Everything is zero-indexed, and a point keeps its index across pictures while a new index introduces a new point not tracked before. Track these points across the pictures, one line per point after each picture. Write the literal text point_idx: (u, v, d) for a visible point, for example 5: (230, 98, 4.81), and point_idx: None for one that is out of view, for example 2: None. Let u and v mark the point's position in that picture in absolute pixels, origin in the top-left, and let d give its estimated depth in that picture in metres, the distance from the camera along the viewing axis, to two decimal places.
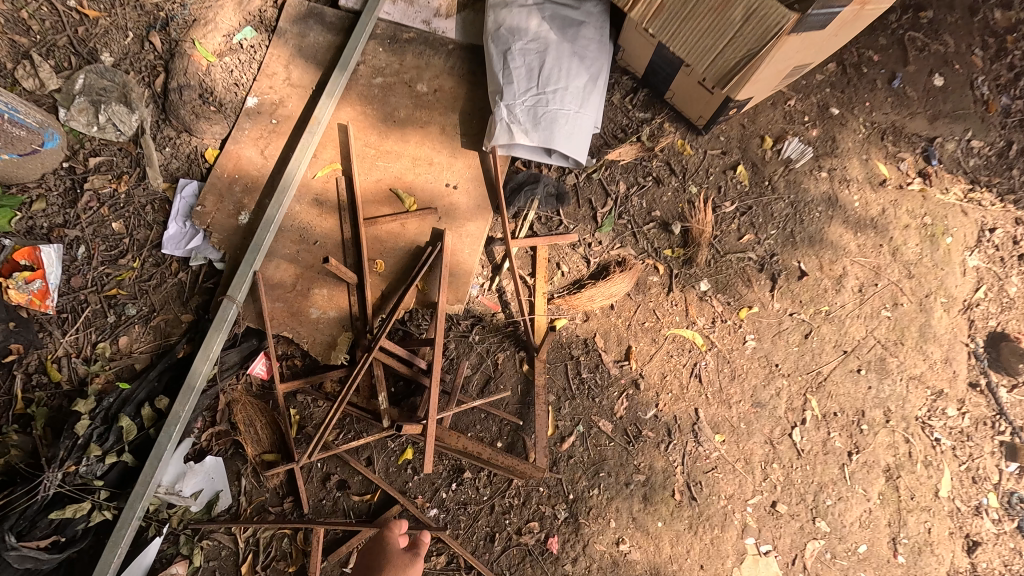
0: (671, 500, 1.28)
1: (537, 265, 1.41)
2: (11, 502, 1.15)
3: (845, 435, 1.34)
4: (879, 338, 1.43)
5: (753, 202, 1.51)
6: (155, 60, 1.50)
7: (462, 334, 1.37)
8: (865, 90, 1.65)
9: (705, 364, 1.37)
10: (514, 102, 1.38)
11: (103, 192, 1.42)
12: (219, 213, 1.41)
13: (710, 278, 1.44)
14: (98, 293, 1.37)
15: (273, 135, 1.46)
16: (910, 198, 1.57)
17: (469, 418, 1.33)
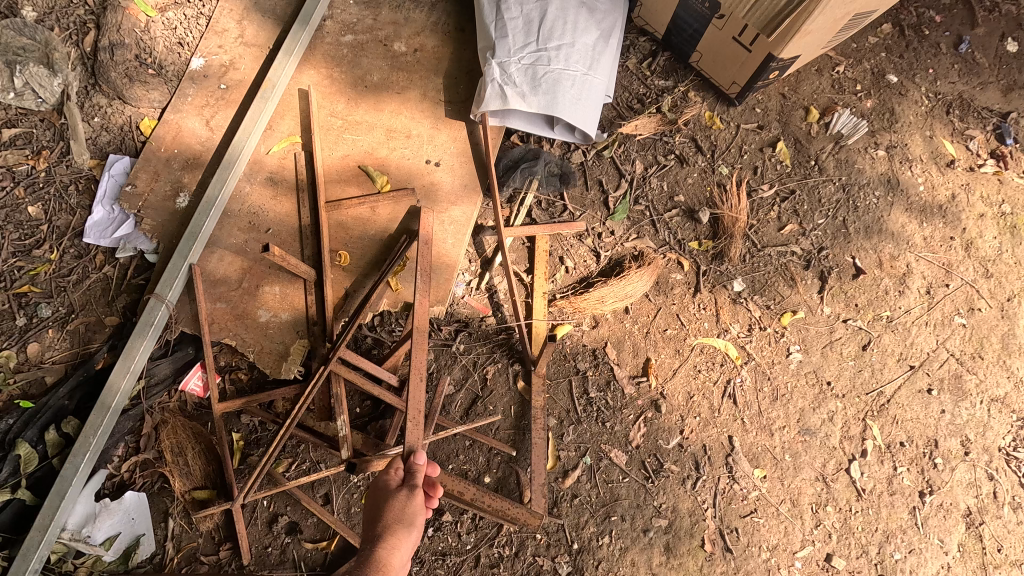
0: (699, 552, 1.04)
1: (536, 260, 1.16)
2: None
3: (915, 470, 1.09)
4: (954, 351, 1.17)
5: (796, 186, 1.25)
6: (85, 15, 1.27)
7: (443, 343, 1.13)
8: (928, 55, 1.39)
9: (741, 381, 1.12)
10: (509, 59, 1.14)
11: (18, 170, 1.19)
12: (154, 195, 1.17)
13: (746, 277, 1.19)
14: (6, 290, 1.13)
15: (222, 103, 1.23)
16: (985, 182, 1.31)
17: (450, 446, 1.10)
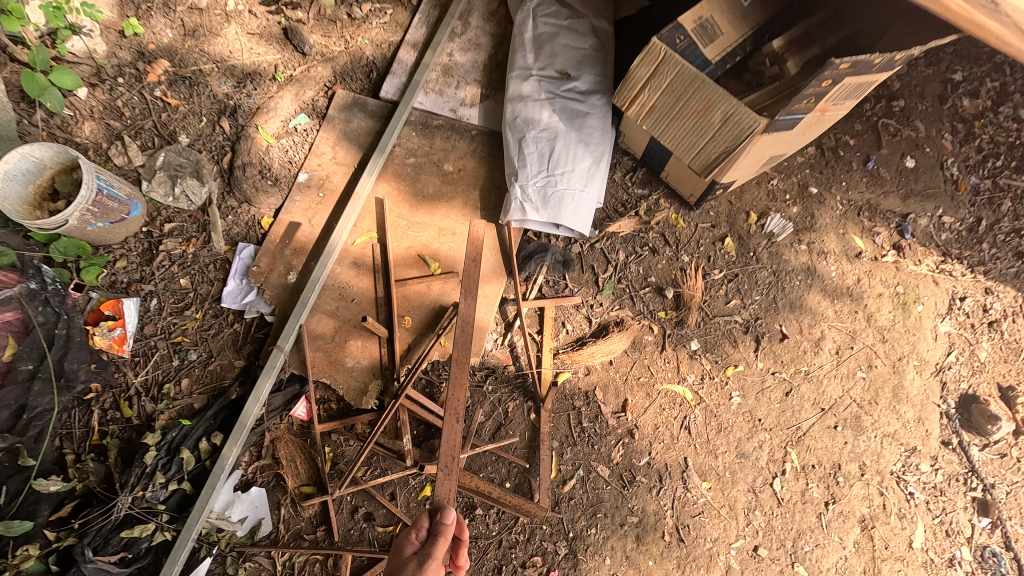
0: (661, 541, 1.42)
1: (544, 324, 1.60)
2: (88, 521, 1.33)
3: (822, 485, 1.47)
4: (855, 398, 1.57)
5: (739, 271, 1.69)
6: (224, 142, 1.78)
7: (477, 384, 1.55)
8: (842, 171, 1.84)
9: (694, 417, 1.52)
10: (527, 182, 1.59)
11: (174, 252, 1.66)
12: (271, 273, 1.64)
13: (700, 339, 1.61)
14: (166, 339, 1.59)
15: (319, 205, 1.72)
16: (884, 269, 1.74)
17: (481, 460, 1.51)
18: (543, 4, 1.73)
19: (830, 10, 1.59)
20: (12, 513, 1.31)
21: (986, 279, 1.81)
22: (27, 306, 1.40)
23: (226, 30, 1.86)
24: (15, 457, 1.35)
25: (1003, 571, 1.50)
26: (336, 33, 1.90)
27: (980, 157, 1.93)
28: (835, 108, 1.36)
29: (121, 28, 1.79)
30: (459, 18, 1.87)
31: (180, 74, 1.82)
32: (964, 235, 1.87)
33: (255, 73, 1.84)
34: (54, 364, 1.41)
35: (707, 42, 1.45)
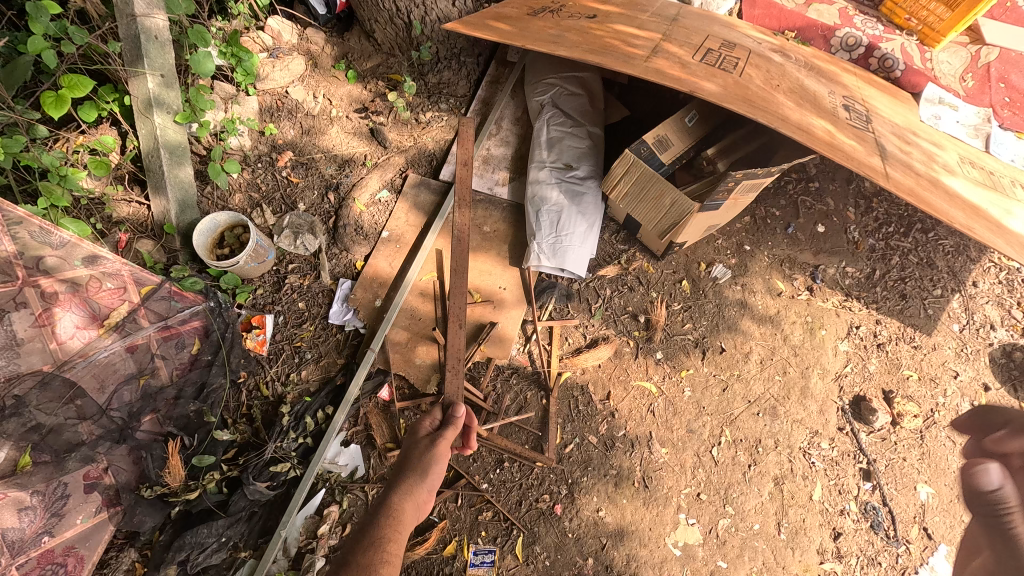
0: (632, 486, 2.04)
1: (553, 337, 2.28)
2: (248, 459, 2.01)
3: (746, 452, 2.12)
4: (773, 393, 2.23)
5: (692, 303, 2.38)
6: (330, 208, 2.54)
7: (505, 378, 2.22)
8: (769, 234, 2.55)
9: (657, 405, 2.18)
10: (542, 240, 2.30)
11: (295, 284, 2.39)
12: (363, 299, 2.36)
13: (662, 350, 2.28)
14: (290, 343, 2.29)
15: (397, 253, 2.46)
16: (798, 304, 2.42)
17: (507, 430, 2.14)
18: (553, 116, 2.49)
19: (750, 126, 2.34)
20: (200, 450, 1.98)
21: (876, 313, 2.46)
22: (209, 317, 2.13)
23: (331, 130, 2.67)
24: (200, 416, 2.03)
25: (881, 519, 2.10)
26: (408, 132, 2.70)
27: (876, 224, 2.64)
28: (744, 198, 2.08)
29: (262, 130, 2.58)
30: (495, 124, 2.67)
31: (300, 160, 2.61)
32: (863, 281, 2.53)
33: (351, 160, 2.63)
34: (225, 355, 2.12)
35: (663, 150, 2.18)
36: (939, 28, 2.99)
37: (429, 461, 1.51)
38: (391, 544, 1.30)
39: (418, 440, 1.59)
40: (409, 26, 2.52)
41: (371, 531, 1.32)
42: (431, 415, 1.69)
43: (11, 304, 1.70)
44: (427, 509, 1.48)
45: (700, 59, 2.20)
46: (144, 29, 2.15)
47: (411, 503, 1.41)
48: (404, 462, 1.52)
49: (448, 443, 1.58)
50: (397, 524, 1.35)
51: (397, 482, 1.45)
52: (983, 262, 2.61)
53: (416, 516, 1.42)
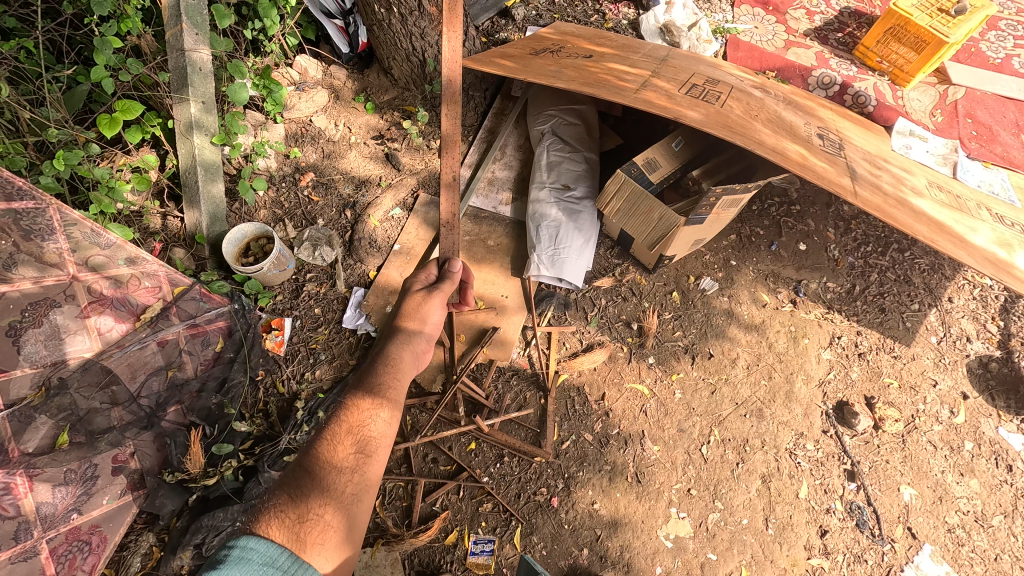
0: (626, 481, 2.18)
1: (551, 341, 2.45)
2: (263, 449, 2.15)
3: (735, 451, 2.26)
4: (759, 396, 2.37)
5: (682, 313, 2.54)
6: (346, 223, 2.76)
7: (506, 379, 2.39)
8: (754, 251, 2.72)
9: (649, 406, 2.33)
10: (541, 252, 2.49)
11: (312, 291, 2.58)
12: (375, 305, 2.54)
13: (654, 355, 2.44)
14: (306, 345, 2.46)
15: (407, 264, 2.66)
16: (781, 314, 2.56)
17: (508, 426, 2.29)
18: (553, 143, 2.73)
19: (732, 152, 2.59)
20: (220, 439, 2.12)
21: (857, 325, 2.56)
22: (233, 318, 2.31)
23: (349, 155, 2.92)
24: (220, 408, 2.18)
25: (866, 518, 2.18)
26: (420, 157, 2.94)
27: (855, 244, 2.77)
28: (725, 212, 2.30)
29: (287, 153, 2.84)
30: (499, 150, 2.91)
31: (320, 181, 2.84)
32: (844, 295, 2.64)
33: (367, 181, 2.87)
34: (246, 353, 2.29)
35: (652, 170, 2.39)
36: (907, 70, 3.25)
37: (424, 314, 1.75)
38: (390, 389, 1.55)
39: (416, 293, 1.80)
40: (423, 64, 2.82)
41: (372, 379, 1.56)
42: (428, 271, 1.89)
43: (62, 297, 1.88)
44: (423, 357, 1.74)
45: (685, 91, 2.42)
46: (191, 62, 2.44)
47: (409, 353, 1.67)
48: (401, 317, 1.73)
49: (442, 298, 1.80)
50: (395, 371, 1.60)
51: (396, 335, 1.69)
52: (957, 279, 2.70)
53: (413, 364, 1.68)
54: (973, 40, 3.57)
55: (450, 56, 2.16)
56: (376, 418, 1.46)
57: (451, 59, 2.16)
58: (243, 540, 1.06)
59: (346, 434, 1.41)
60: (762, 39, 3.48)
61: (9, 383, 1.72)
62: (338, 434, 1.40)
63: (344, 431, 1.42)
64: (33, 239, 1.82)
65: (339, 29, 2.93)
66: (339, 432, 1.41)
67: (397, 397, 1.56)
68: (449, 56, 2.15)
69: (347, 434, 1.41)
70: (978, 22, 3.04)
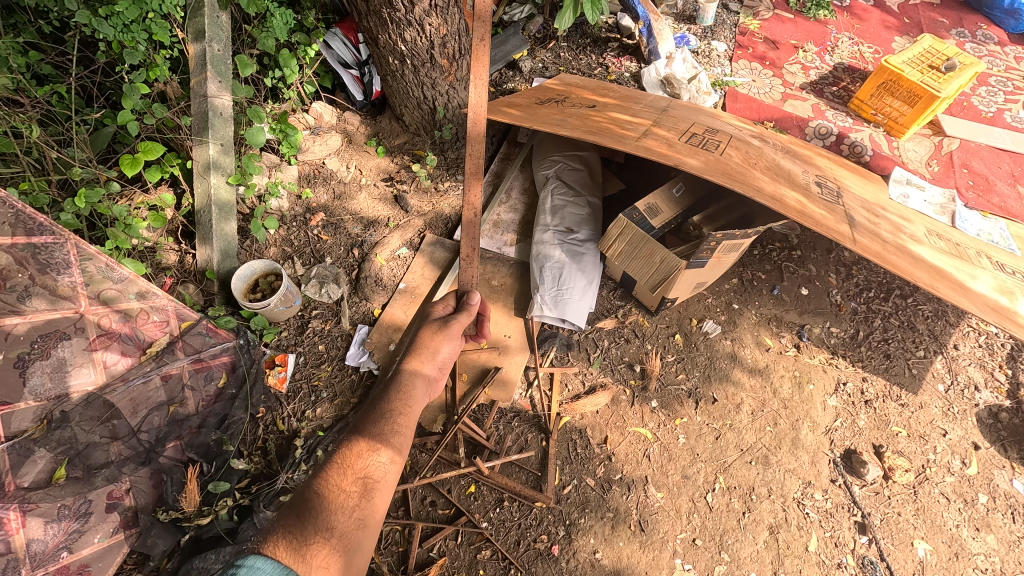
0: (629, 529, 2.12)
1: (553, 383, 2.45)
2: (260, 488, 2.12)
3: (741, 500, 2.20)
4: (765, 443, 2.33)
5: (685, 356, 2.54)
6: (354, 262, 2.81)
7: (508, 420, 2.38)
8: (756, 295, 2.74)
9: (652, 450, 2.30)
10: (544, 293, 2.51)
11: (317, 328, 2.60)
12: (379, 342, 2.55)
13: (658, 399, 2.43)
14: (308, 382, 2.46)
15: (411, 303, 2.69)
16: (785, 359, 2.55)
17: (509, 469, 2.26)
18: (557, 188, 2.81)
19: (732, 198, 2.66)
20: (216, 477, 2.09)
21: (862, 371, 2.54)
22: (237, 353, 2.31)
23: (359, 196, 3.01)
24: (219, 444, 2.16)
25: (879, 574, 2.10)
26: (427, 199, 3.03)
27: (857, 289, 2.78)
28: (726, 256, 2.33)
29: (299, 194, 2.93)
30: (505, 193, 2.99)
31: (330, 221, 2.91)
32: (847, 341, 2.63)
33: (376, 222, 2.94)
34: (248, 389, 2.28)
35: (654, 215, 2.44)
36: (902, 122, 3.35)
37: (439, 343, 1.78)
38: (400, 416, 1.59)
39: (431, 323, 1.83)
40: (433, 112, 2.96)
41: (384, 405, 1.60)
42: (446, 301, 1.92)
43: (71, 329, 1.92)
44: (435, 385, 1.78)
45: (685, 140, 2.50)
46: (213, 107, 2.55)
47: (421, 380, 1.69)
48: (416, 344, 1.76)
49: (459, 327, 1.83)
50: (407, 397, 1.64)
51: (408, 364, 1.72)
52: (962, 326, 2.70)
53: (425, 391, 1.71)
54: (964, 95, 3.70)
55: (477, 103, 2.12)
56: (384, 445, 1.50)
57: (477, 108, 2.13)
58: (251, 558, 1.05)
59: (355, 459, 1.45)
60: (760, 91, 3.63)
61: (11, 416, 1.75)
62: (347, 459, 1.44)
63: (354, 455, 1.46)
64: (49, 272, 1.88)
65: (354, 78, 3.08)
66: (349, 457, 1.45)
67: (408, 424, 1.59)
68: (475, 105, 2.13)
69: (356, 459, 1.45)
70: (968, 78, 3.13)
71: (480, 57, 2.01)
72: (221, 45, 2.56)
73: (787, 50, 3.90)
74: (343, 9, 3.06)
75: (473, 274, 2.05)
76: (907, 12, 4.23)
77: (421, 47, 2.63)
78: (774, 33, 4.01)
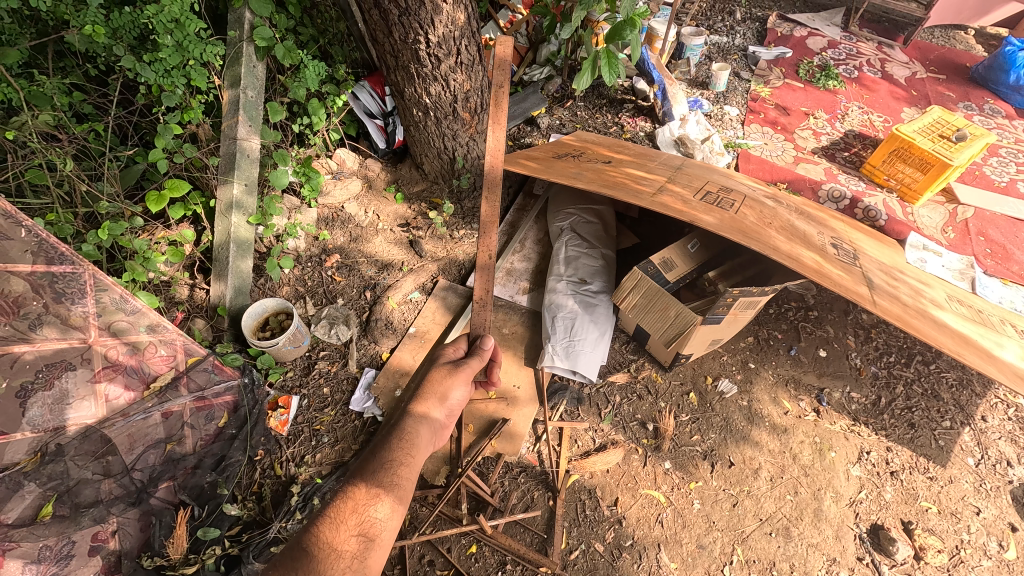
0: None
1: (563, 438, 2.37)
2: (251, 536, 2.03)
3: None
4: (785, 513, 2.20)
5: (700, 415, 2.45)
6: (365, 304, 2.80)
7: (513, 475, 2.28)
8: (772, 354, 2.67)
9: (665, 516, 2.18)
10: (556, 342, 2.46)
11: (324, 369, 2.56)
12: (385, 387, 2.50)
13: (671, 460, 2.33)
14: (309, 426, 2.40)
15: (420, 347, 2.65)
16: (805, 424, 2.45)
17: (513, 530, 2.15)
18: (571, 239, 2.81)
19: (747, 257, 2.65)
20: (207, 522, 2.01)
21: (886, 440, 2.42)
22: (240, 393, 2.29)
23: (375, 239, 3.05)
24: (213, 487, 2.08)
25: None
26: (442, 245, 3.05)
27: (876, 353, 2.71)
28: (742, 312, 2.29)
29: (317, 235, 2.98)
30: (519, 243, 3.02)
31: (345, 263, 2.94)
32: (869, 407, 2.53)
33: (390, 265, 2.95)
34: (249, 430, 2.22)
35: (668, 269, 2.42)
36: (915, 188, 3.38)
37: (448, 388, 1.73)
38: (402, 467, 1.52)
39: (441, 367, 1.79)
40: (453, 161, 3.04)
41: (385, 454, 1.54)
42: (456, 346, 1.88)
43: (78, 360, 1.88)
44: (441, 432, 1.71)
45: (700, 197, 2.52)
46: (241, 149, 2.63)
47: (426, 428, 1.63)
48: (424, 388, 1.71)
49: (470, 372, 1.78)
50: (410, 446, 1.57)
51: (412, 410, 1.66)
52: (989, 397, 2.59)
53: (430, 439, 1.64)
54: (976, 165, 3.74)
55: (494, 146, 2.28)
56: (381, 500, 1.43)
57: (495, 151, 2.28)
58: None
59: (350, 513, 1.39)
60: (772, 154, 3.70)
61: (6, 446, 1.65)
62: (341, 514, 1.39)
63: (349, 509, 1.41)
64: (63, 301, 1.87)
65: (378, 127, 3.19)
66: (344, 511, 1.40)
67: (409, 476, 1.52)
68: (492, 148, 2.28)
69: (351, 513, 1.40)
70: (979, 148, 3.17)
71: (499, 103, 2.29)
72: (254, 92, 2.64)
73: (799, 117, 4.01)
74: (372, 64, 3.21)
75: (487, 317, 2.04)
76: (915, 85, 4.36)
77: (444, 101, 2.73)
78: (785, 100, 4.14)
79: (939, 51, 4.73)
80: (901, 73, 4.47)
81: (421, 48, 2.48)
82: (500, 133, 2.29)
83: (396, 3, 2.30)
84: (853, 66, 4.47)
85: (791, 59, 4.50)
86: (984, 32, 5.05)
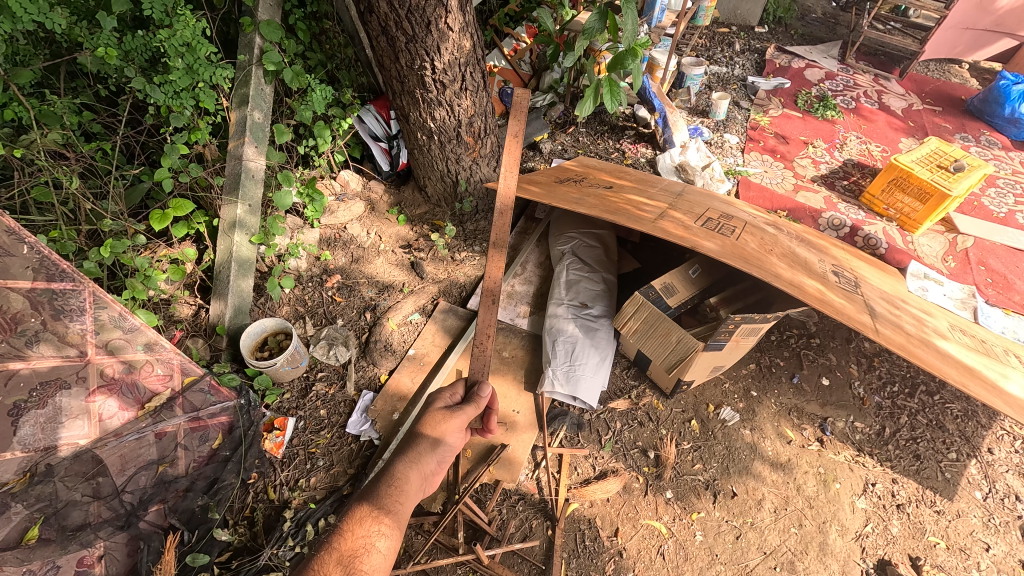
0: None
1: (562, 465, 2.33)
2: (241, 563, 2.00)
3: None
4: (790, 546, 2.15)
5: (701, 443, 2.41)
6: (365, 325, 2.78)
7: (511, 503, 2.24)
8: (775, 382, 2.64)
9: (666, 547, 2.13)
10: (556, 367, 2.43)
11: (321, 391, 2.54)
12: (383, 410, 2.47)
13: (673, 489, 2.29)
14: (305, 448, 2.36)
15: (419, 370, 2.62)
16: (809, 454, 2.41)
17: (510, 560, 2.11)
18: (572, 263, 2.81)
19: (749, 282, 2.69)
20: (196, 548, 1.96)
21: (892, 472, 2.37)
22: (236, 414, 2.25)
23: (376, 260, 3.05)
24: (204, 511, 2.04)
25: None
26: (443, 266, 3.05)
27: (880, 382, 2.68)
28: (744, 339, 2.27)
29: (318, 255, 2.98)
30: (520, 265, 3.02)
31: (345, 284, 2.93)
32: (874, 437, 2.49)
33: (390, 286, 2.95)
34: (242, 453, 2.18)
35: (670, 295, 2.42)
36: (915, 218, 3.39)
37: (443, 433, 1.69)
38: (390, 515, 1.49)
39: (437, 410, 1.74)
40: (456, 184, 3.07)
41: (374, 501, 1.52)
42: (453, 390, 1.83)
43: (72, 378, 1.85)
44: (432, 477, 1.68)
45: (701, 223, 2.53)
46: (246, 169, 2.66)
47: (415, 474, 1.60)
48: (416, 431, 1.68)
49: (465, 417, 1.74)
50: (398, 493, 1.55)
51: (404, 453, 1.64)
52: (994, 429, 2.56)
53: (419, 487, 1.61)
54: (974, 195, 3.77)
55: (506, 189, 2.44)
56: (368, 552, 1.41)
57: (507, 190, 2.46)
58: None
59: (333, 566, 1.35)
60: (772, 181, 3.75)
61: None
62: (325, 568, 1.35)
63: (332, 562, 1.36)
64: (61, 318, 1.86)
65: (383, 150, 3.24)
66: (328, 564, 1.36)
67: (396, 527, 1.49)
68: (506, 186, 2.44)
69: (335, 565, 1.35)
70: (977, 178, 3.18)
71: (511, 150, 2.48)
72: (261, 114, 2.68)
73: (797, 145, 4.06)
74: (378, 88, 3.31)
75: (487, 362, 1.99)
76: (911, 116, 4.43)
77: (449, 126, 2.77)
78: (784, 129, 4.20)
79: (933, 84, 4.82)
80: (897, 104, 4.54)
81: (427, 74, 2.53)
82: (511, 178, 2.43)
83: (404, 31, 2.37)
84: (850, 97, 4.55)
85: (790, 90, 4.58)
86: (977, 66, 5.16)
